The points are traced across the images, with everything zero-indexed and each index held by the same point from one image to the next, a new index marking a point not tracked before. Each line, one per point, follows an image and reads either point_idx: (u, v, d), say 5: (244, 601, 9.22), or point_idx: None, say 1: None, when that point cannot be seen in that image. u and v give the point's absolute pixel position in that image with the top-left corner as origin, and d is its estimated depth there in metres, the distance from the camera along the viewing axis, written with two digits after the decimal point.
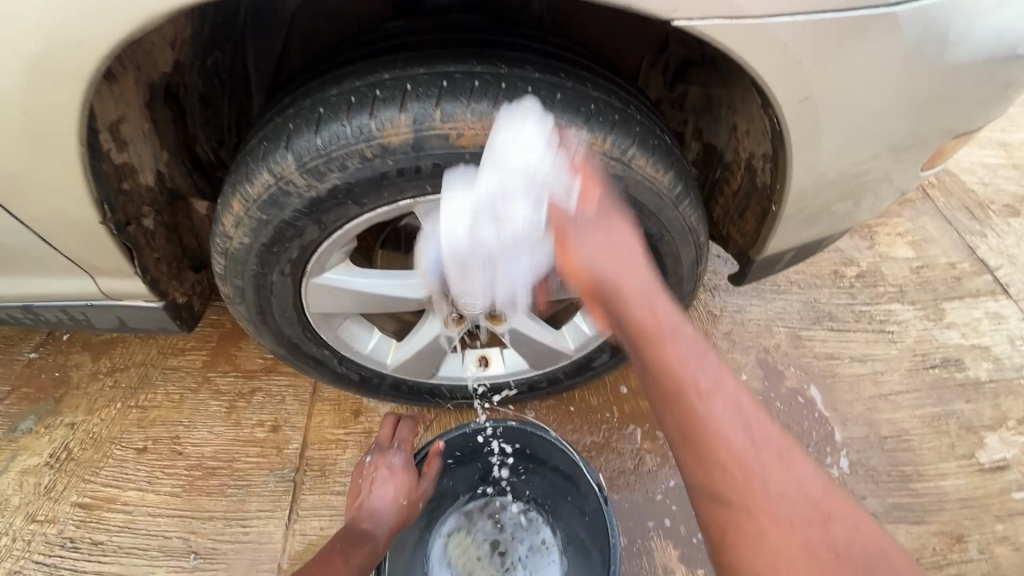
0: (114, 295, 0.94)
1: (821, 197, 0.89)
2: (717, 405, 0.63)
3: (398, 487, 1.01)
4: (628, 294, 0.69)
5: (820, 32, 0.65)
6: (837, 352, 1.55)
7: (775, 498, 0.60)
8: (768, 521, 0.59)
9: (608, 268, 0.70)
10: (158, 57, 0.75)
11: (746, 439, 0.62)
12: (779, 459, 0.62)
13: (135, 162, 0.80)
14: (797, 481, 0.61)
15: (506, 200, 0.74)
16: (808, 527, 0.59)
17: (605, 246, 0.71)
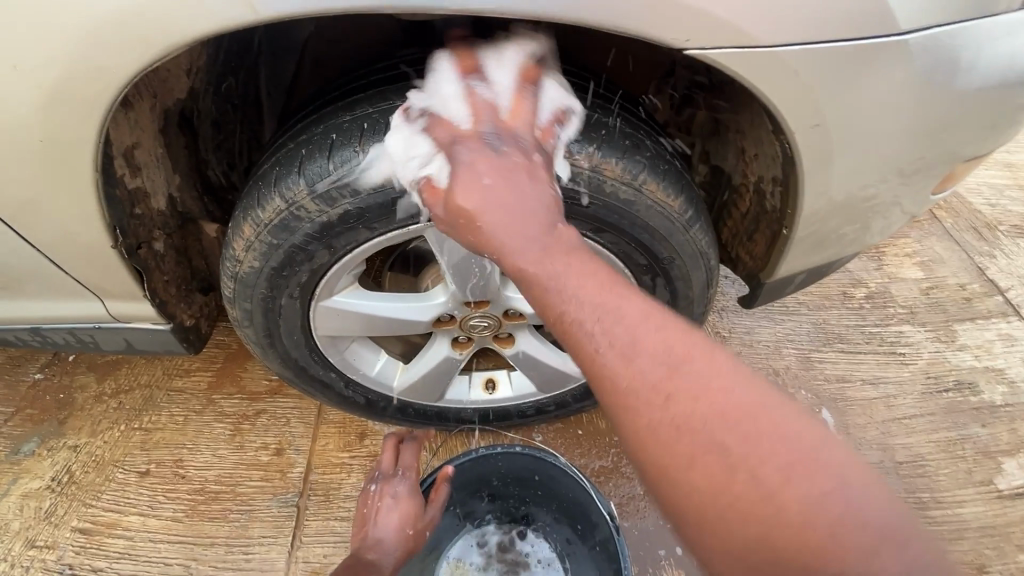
0: (122, 317, 0.94)
1: (833, 220, 0.88)
2: (583, 319, 0.59)
3: (404, 516, 0.99)
4: (498, 223, 0.62)
5: (833, 60, 0.65)
6: (849, 375, 1.53)
7: (677, 426, 0.54)
8: (671, 451, 0.54)
9: (470, 194, 0.64)
10: (173, 84, 0.76)
11: (653, 364, 0.56)
12: (686, 380, 0.55)
13: (148, 187, 0.81)
14: (705, 403, 0.54)
15: (404, 137, 0.73)
16: (700, 451, 0.52)
17: (472, 175, 0.65)
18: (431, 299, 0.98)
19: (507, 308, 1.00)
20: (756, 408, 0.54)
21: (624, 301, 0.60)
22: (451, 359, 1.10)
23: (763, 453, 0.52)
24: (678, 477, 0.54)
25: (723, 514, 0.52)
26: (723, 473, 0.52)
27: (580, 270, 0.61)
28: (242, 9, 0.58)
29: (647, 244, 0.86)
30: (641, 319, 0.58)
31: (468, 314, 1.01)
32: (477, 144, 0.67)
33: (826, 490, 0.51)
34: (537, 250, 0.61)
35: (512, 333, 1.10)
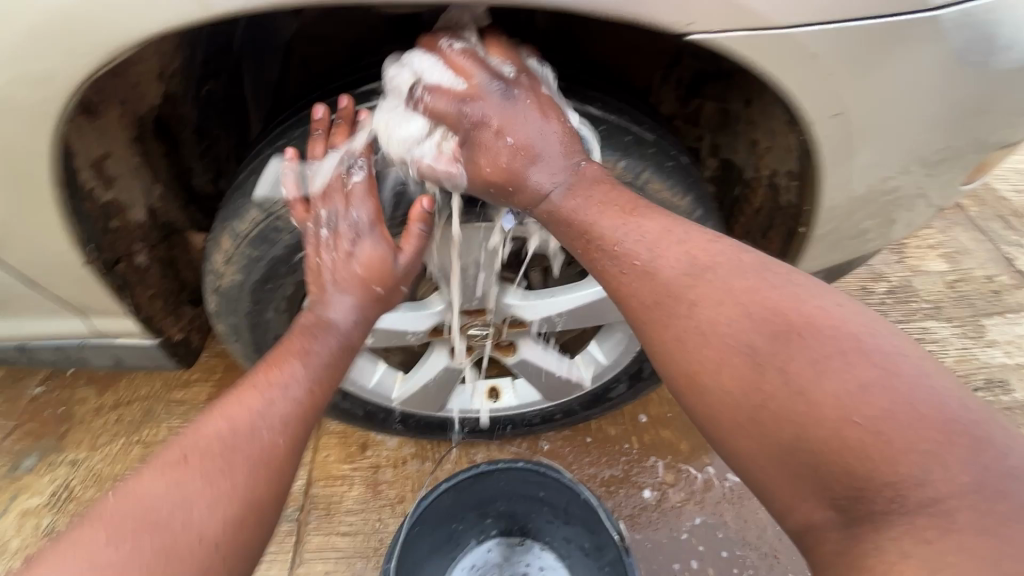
0: (108, 333, 0.90)
1: (855, 216, 0.82)
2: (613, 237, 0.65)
3: (365, 265, 0.75)
4: (526, 168, 0.69)
5: (853, 42, 0.59)
6: None
7: (710, 337, 0.58)
8: (701, 359, 0.58)
9: (495, 159, 0.69)
10: (144, 90, 0.71)
11: (677, 276, 0.61)
12: (712, 287, 0.59)
13: (123, 199, 0.78)
14: (731, 313, 0.57)
15: (408, 128, 0.71)
16: (745, 359, 0.56)
17: (491, 140, 0.69)
18: (430, 307, 0.95)
19: (507, 315, 0.96)
20: (789, 312, 0.55)
21: (640, 225, 0.65)
22: (451, 368, 1.06)
23: (795, 352, 0.53)
24: (713, 385, 0.58)
25: (758, 416, 0.54)
26: (753, 373, 0.55)
27: (612, 199, 0.67)
28: (190, 7, 0.54)
29: None
30: (664, 242, 0.64)
31: (466, 323, 0.97)
32: (484, 108, 0.68)
33: (868, 381, 0.49)
34: (557, 180, 0.69)
35: (514, 341, 1.05)
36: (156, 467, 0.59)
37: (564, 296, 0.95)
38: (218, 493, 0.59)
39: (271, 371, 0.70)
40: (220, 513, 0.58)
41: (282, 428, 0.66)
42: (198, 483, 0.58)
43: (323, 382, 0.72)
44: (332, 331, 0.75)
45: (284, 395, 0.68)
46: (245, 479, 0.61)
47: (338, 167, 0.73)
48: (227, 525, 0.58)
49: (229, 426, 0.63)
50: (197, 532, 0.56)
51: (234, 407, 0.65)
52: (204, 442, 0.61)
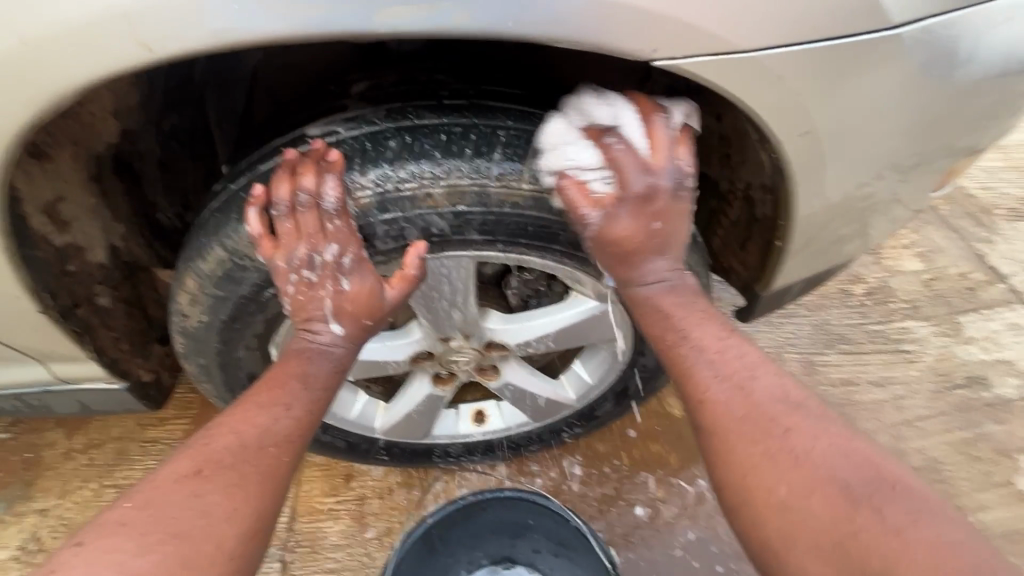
0: (71, 379, 0.86)
1: (830, 226, 0.82)
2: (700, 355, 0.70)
3: (357, 297, 0.71)
4: (647, 253, 0.72)
5: (818, 62, 0.59)
6: (855, 377, 1.46)
7: (794, 464, 0.60)
8: (783, 482, 0.60)
9: (640, 219, 0.70)
10: (99, 128, 0.70)
11: (776, 401, 0.65)
12: (808, 421, 0.63)
13: (80, 241, 0.74)
14: (819, 448, 0.61)
15: (574, 150, 0.68)
16: (839, 489, 0.57)
17: (631, 209, 0.69)
18: (408, 335, 0.93)
19: (488, 340, 0.94)
20: (875, 464, 0.59)
21: (734, 350, 0.70)
22: (433, 396, 1.04)
23: (879, 492, 0.56)
24: (795, 510, 0.58)
25: (842, 547, 0.54)
26: (842, 509, 0.56)
27: (703, 328, 0.72)
28: (131, 47, 0.51)
29: None
30: (767, 373, 0.68)
31: (445, 350, 0.94)
32: (655, 178, 0.68)
33: (954, 537, 0.52)
34: (666, 276, 0.74)
35: (497, 365, 1.03)
36: (169, 480, 0.57)
37: (543, 318, 0.93)
38: (236, 504, 0.57)
39: (272, 391, 0.68)
40: (238, 525, 0.56)
41: (288, 444, 0.65)
42: (216, 496, 0.57)
43: (323, 401, 0.70)
44: (325, 355, 0.73)
45: (290, 412, 0.67)
46: (258, 492, 0.59)
47: (309, 204, 0.66)
48: (243, 537, 0.56)
49: (240, 438, 0.62)
50: (217, 544, 0.54)
51: (243, 423, 0.64)
52: (215, 456, 0.60)
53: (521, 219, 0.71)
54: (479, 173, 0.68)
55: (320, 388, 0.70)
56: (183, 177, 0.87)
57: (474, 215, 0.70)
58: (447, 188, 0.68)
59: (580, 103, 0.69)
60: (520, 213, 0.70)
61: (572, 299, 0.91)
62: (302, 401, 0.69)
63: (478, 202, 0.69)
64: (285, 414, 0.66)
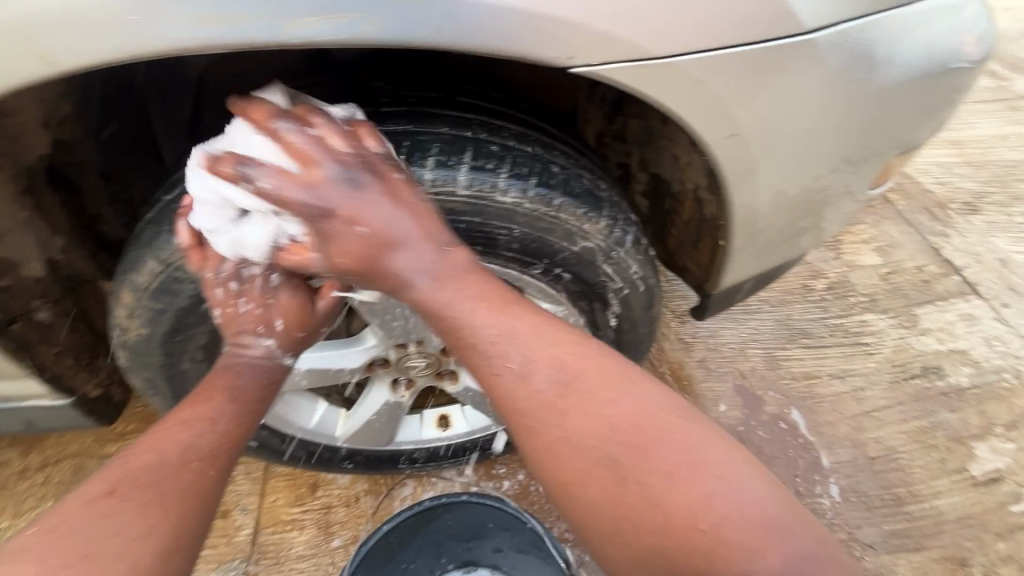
0: (13, 396, 0.84)
1: (772, 225, 0.84)
2: (488, 342, 0.63)
3: (285, 311, 0.72)
4: (393, 259, 0.63)
5: (737, 66, 0.61)
6: (816, 370, 1.49)
7: (571, 445, 0.60)
8: (573, 464, 0.61)
9: (346, 242, 0.62)
10: (26, 141, 0.68)
11: (547, 384, 0.61)
12: (583, 396, 0.61)
13: (12, 255, 0.73)
14: (597, 422, 0.60)
15: (206, 193, 0.64)
16: (606, 465, 0.59)
17: (340, 226, 0.61)
18: (362, 342, 0.92)
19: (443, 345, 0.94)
20: (647, 420, 0.60)
21: (507, 321, 0.63)
22: (392, 403, 1.03)
23: (644, 457, 0.58)
24: (586, 488, 0.60)
25: (618, 515, 0.59)
26: (615, 483, 0.59)
27: (474, 300, 0.64)
28: (36, 62, 0.51)
29: (577, 271, 0.82)
30: (532, 345, 0.63)
31: (402, 356, 0.94)
32: (321, 190, 0.60)
33: (710, 490, 0.56)
34: (424, 271, 0.63)
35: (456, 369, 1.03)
36: (79, 501, 0.56)
37: None
38: (153, 522, 0.56)
39: (197, 405, 0.66)
40: (155, 545, 0.55)
41: (214, 458, 0.63)
42: (130, 515, 0.55)
43: (252, 415, 0.69)
44: (257, 369, 0.72)
45: (217, 425, 0.65)
46: (177, 510, 0.58)
47: None
48: (158, 557, 0.55)
49: (159, 454, 0.61)
50: (127, 565, 0.53)
51: (162, 439, 0.62)
52: (131, 474, 0.58)
53: (460, 222, 0.74)
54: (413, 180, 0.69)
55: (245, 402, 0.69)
56: (129, 187, 0.86)
57: None
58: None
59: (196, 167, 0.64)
60: (459, 217, 0.73)
61: None
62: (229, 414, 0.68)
63: None
64: (207, 428, 0.65)
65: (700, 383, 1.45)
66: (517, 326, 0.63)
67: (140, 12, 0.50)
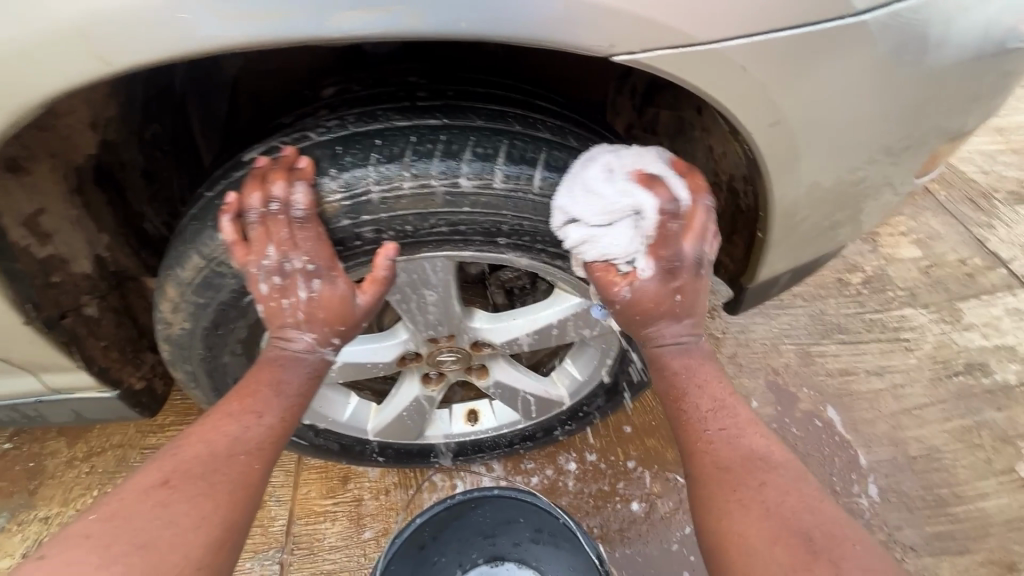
0: (63, 388, 0.87)
1: (812, 217, 0.82)
2: (698, 404, 0.74)
3: (328, 308, 0.72)
4: (670, 320, 0.75)
5: (784, 50, 0.59)
6: (852, 367, 1.45)
7: (754, 509, 0.64)
8: (756, 526, 0.63)
9: (663, 292, 0.73)
10: (76, 141, 0.70)
11: (748, 453, 0.69)
12: (777, 474, 0.67)
13: (63, 252, 0.75)
14: (793, 501, 0.64)
15: (616, 196, 0.70)
16: (788, 534, 0.61)
17: (676, 282, 0.73)
18: (394, 336, 0.93)
19: (474, 339, 0.94)
20: (851, 532, 0.62)
21: (726, 402, 0.74)
22: (424, 397, 1.04)
23: (839, 552, 0.60)
24: (764, 558, 0.60)
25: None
26: (808, 562, 0.59)
27: (707, 384, 0.75)
28: (93, 60, 0.52)
29: None
30: (741, 422, 0.72)
31: (432, 350, 0.95)
32: (680, 251, 0.71)
33: None
34: (680, 337, 0.76)
35: (486, 364, 1.03)
36: (136, 491, 0.59)
37: (525, 316, 0.94)
38: (202, 513, 0.59)
39: (244, 399, 0.69)
40: (204, 535, 0.58)
41: (259, 451, 0.66)
42: (183, 505, 0.58)
43: (296, 409, 0.72)
44: (298, 364, 0.74)
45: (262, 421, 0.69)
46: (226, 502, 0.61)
47: (281, 212, 0.67)
48: (207, 547, 0.57)
49: (208, 448, 0.64)
50: (181, 554, 0.56)
51: (213, 433, 0.65)
52: (183, 466, 0.62)
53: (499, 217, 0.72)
54: (449, 173, 0.68)
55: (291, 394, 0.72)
56: (168, 186, 0.88)
57: (452, 217, 0.71)
58: (414, 189, 0.68)
59: (602, 163, 0.71)
60: (498, 213, 0.71)
61: (556, 295, 0.92)
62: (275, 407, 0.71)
63: (451, 202, 0.69)
64: (256, 421, 0.68)
65: (730, 379, 1.42)
66: (731, 409, 0.73)
67: (188, 8, 0.51)
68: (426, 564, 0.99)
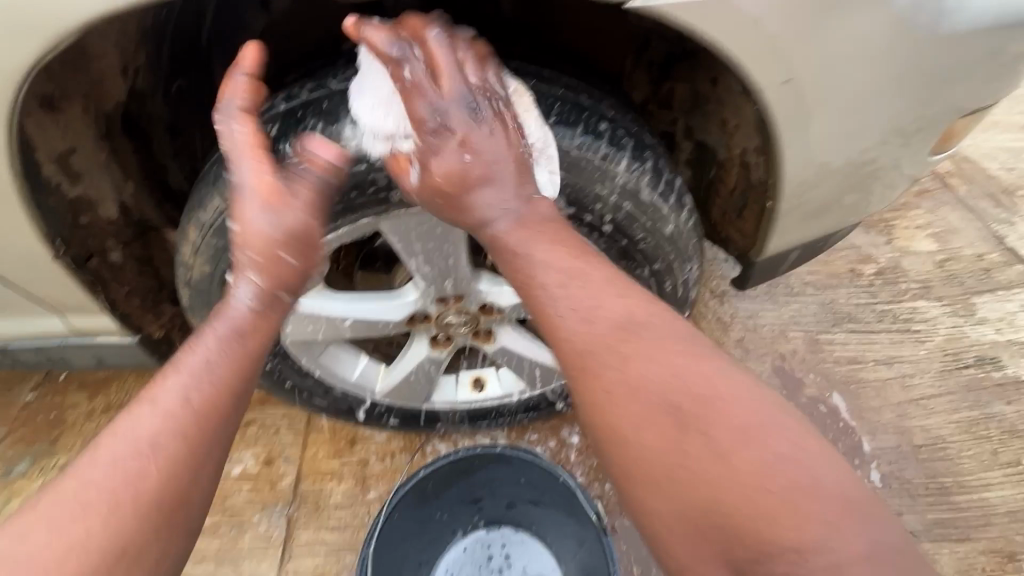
0: (88, 331, 0.91)
1: (822, 188, 0.83)
2: (548, 286, 0.66)
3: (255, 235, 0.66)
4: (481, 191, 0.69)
5: (798, 6, 0.61)
6: (860, 356, 1.44)
7: (629, 399, 0.61)
8: (631, 419, 0.61)
9: (448, 159, 0.68)
10: (107, 86, 0.73)
11: (611, 330, 0.63)
12: (641, 343, 0.62)
13: (92, 195, 0.78)
14: (665, 373, 0.60)
15: (367, 101, 0.71)
16: (660, 413, 0.59)
17: (451, 145, 0.68)
18: (404, 296, 0.95)
19: (482, 302, 0.96)
20: (716, 384, 0.59)
21: (580, 266, 0.66)
22: (431, 359, 1.06)
23: (708, 419, 0.58)
24: (647, 449, 0.60)
25: (672, 478, 0.58)
26: (681, 438, 0.58)
27: (552, 255, 0.67)
28: None
29: (622, 227, 0.83)
30: (597, 294, 0.65)
31: (441, 312, 0.97)
32: (444, 106, 0.67)
33: (782, 454, 0.55)
34: (502, 205, 0.69)
35: (493, 329, 1.05)
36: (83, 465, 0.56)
37: None
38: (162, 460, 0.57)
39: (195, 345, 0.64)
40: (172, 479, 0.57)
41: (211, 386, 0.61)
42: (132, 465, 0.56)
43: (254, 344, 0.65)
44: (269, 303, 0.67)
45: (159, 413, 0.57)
46: (130, 525, 0.54)
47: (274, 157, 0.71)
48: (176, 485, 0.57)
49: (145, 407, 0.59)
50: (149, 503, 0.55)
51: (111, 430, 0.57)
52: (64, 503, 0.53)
53: None
54: None
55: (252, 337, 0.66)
56: (191, 144, 0.89)
57: None
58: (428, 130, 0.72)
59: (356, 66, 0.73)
60: None
61: None
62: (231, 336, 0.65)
63: None
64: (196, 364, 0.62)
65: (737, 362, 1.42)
66: (591, 276, 0.66)
67: None
68: (419, 525, 1.02)
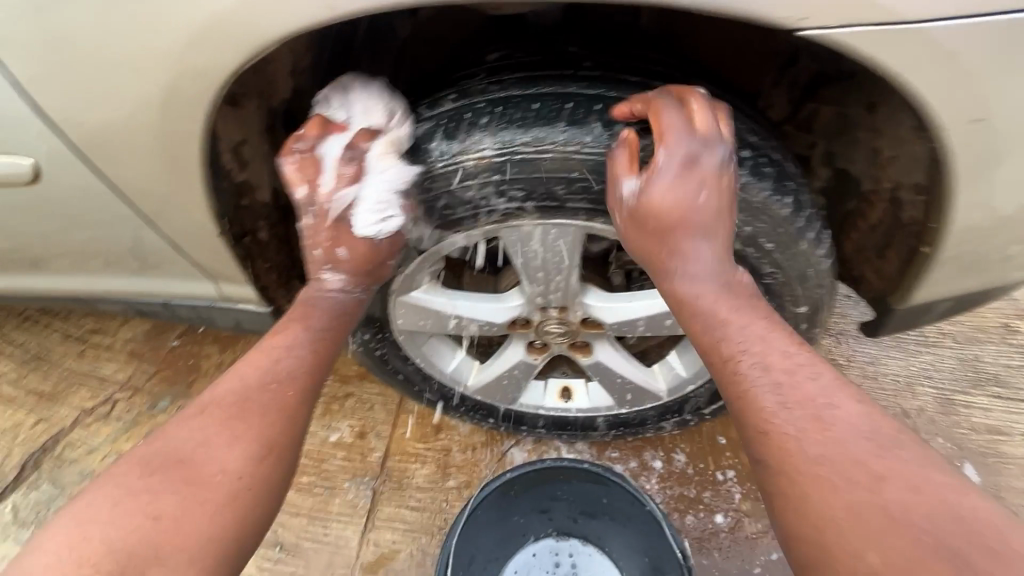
0: (233, 298, 1.03)
1: (995, 237, 0.73)
2: (734, 327, 0.69)
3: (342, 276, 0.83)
4: (682, 238, 0.70)
5: (1006, 37, 0.55)
6: (1005, 427, 1.25)
7: (793, 407, 0.63)
8: (834, 491, 0.58)
9: (673, 188, 0.69)
10: (276, 86, 0.82)
11: (779, 363, 0.66)
12: (804, 378, 0.64)
13: (253, 181, 0.88)
14: (821, 389, 0.63)
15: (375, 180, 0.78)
16: (821, 429, 0.61)
17: (672, 169, 0.69)
18: (509, 301, 0.97)
19: (585, 316, 0.96)
20: (869, 417, 0.62)
21: (750, 312, 0.70)
22: (525, 363, 1.07)
23: (911, 499, 0.56)
24: (850, 527, 0.56)
25: (846, 499, 0.57)
26: (843, 459, 0.59)
27: (734, 299, 0.70)
28: (318, 7, 0.61)
29: (752, 258, 0.78)
30: (766, 332, 0.68)
31: (543, 320, 0.98)
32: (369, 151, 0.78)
33: (936, 478, 0.57)
34: (701, 257, 0.71)
35: (589, 343, 1.04)
36: (180, 417, 0.70)
37: (639, 300, 0.95)
38: (238, 429, 0.69)
39: (277, 336, 0.79)
40: (252, 426, 0.70)
41: (290, 378, 0.75)
42: (216, 426, 0.69)
43: (327, 344, 0.81)
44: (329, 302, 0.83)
45: (289, 355, 0.77)
46: (236, 458, 0.68)
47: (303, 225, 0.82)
48: (255, 431, 0.70)
49: (234, 381, 0.73)
50: (232, 443, 0.68)
51: (245, 372, 0.74)
52: (223, 409, 0.70)
53: None
54: (622, 142, 0.72)
55: (312, 337, 0.80)
56: None
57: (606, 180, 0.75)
58: (584, 159, 0.73)
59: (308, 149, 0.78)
60: None
61: None
62: (302, 341, 0.79)
63: (595, 169, 0.74)
64: (269, 364, 0.75)
65: None
66: (759, 312, 0.70)
67: None
68: (493, 525, 1.04)
